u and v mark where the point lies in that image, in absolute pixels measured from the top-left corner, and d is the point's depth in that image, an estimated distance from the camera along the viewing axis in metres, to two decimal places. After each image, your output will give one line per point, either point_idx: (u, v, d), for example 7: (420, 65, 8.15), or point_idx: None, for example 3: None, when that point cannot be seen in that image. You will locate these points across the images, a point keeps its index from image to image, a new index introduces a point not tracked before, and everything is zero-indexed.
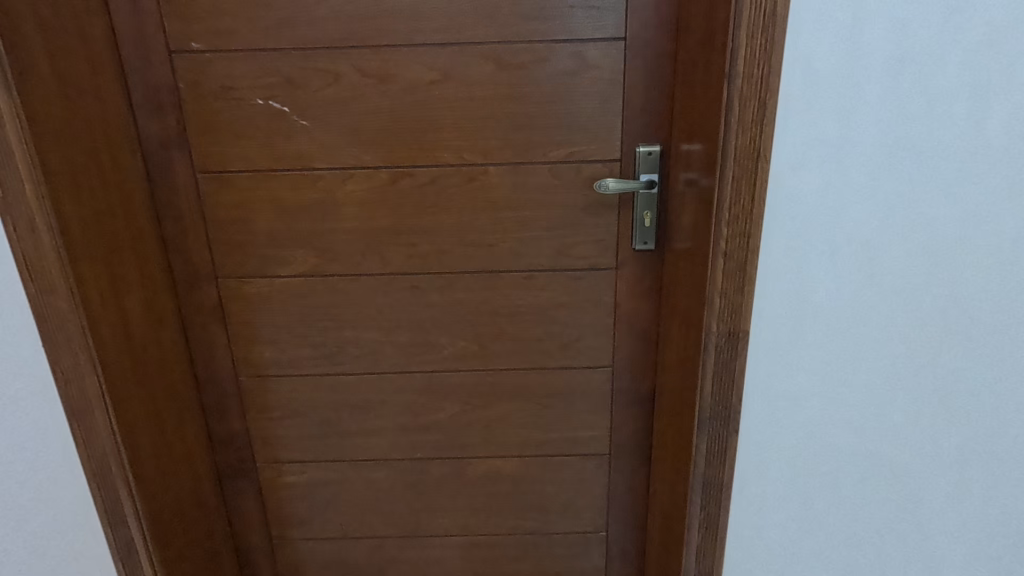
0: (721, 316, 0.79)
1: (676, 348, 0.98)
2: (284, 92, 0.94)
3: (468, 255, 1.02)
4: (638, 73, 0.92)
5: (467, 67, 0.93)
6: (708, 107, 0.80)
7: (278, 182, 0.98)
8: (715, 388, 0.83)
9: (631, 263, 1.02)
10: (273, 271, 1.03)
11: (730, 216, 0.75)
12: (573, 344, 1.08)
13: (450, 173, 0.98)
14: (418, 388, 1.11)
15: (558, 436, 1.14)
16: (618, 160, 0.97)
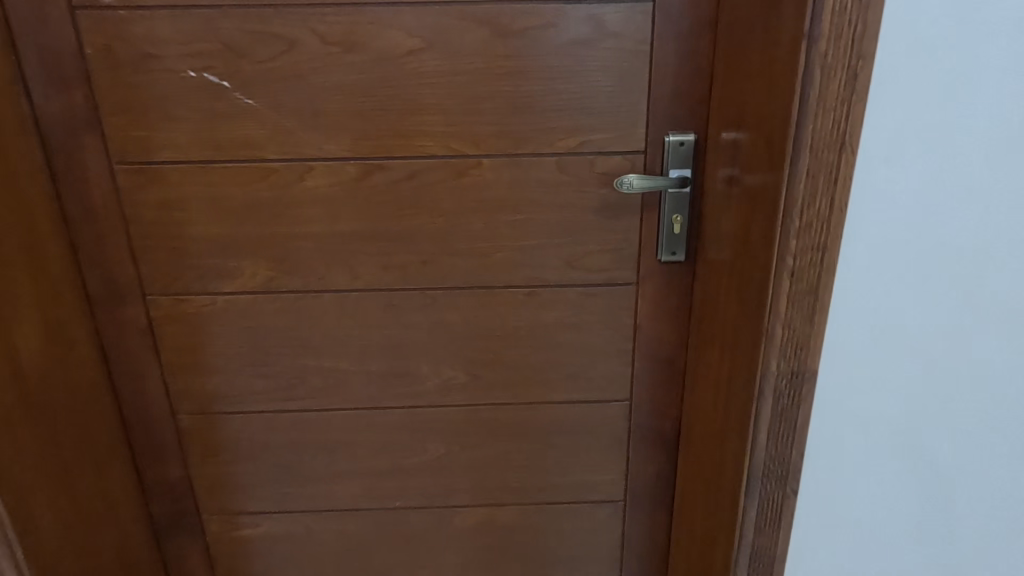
0: (784, 352, 0.62)
1: (710, 380, 0.81)
2: (223, 63, 0.74)
3: (457, 268, 0.84)
4: (668, 43, 0.74)
5: (455, 33, 0.74)
6: (766, 81, 0.61)
7: (218, 176, 0.79)
8: (771, 440, 0.66)
9: (656, 277, 0.84)
10: (215, 286, 0.84)
11: (801, 225, 0.58)
12: (583, 373, 0.90)
13: (433, 168, 0.79)
14: (396, 425, 0.92)
15: (563, 481, 0.96)
16: (642, 152, 0.79)
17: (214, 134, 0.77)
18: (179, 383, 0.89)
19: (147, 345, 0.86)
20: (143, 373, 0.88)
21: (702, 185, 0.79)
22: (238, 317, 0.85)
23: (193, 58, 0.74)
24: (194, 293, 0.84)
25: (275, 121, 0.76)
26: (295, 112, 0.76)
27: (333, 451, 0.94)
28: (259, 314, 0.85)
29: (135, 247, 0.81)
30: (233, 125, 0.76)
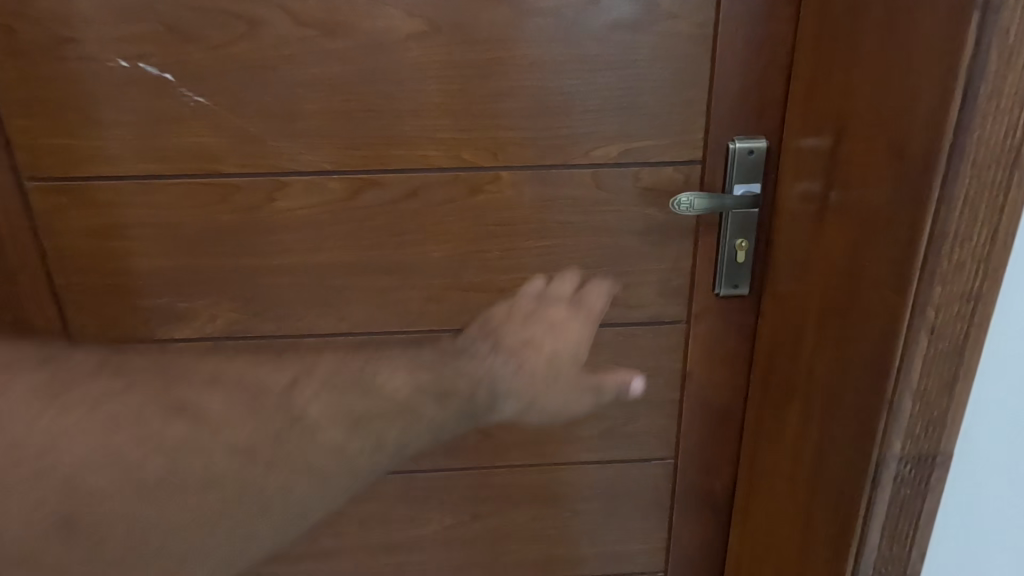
0: (911, 432, 0.47)
1: (778, 442, 0.66)
2: (165, 48, 0.57)
3: (468, 306, 0.68)
4: (737, 27, 0.59)
5: (468, 13, 0.57)
6: (890, 74, 0.46)
7: (163, 195, 0.61)
8: (887, 540, 0.50)
9: (711, 315, 0.69)
10: (164, 332, 0.67)
11: (949, 269, 0.42)
12: (620, 428, 0.74)
13: (439, 184, 0.63)
14: (393, 494, 0.76)
15: (594, 552, 0.80)
16: (698, 164, 0.64)
17: (156, 141, 0.60)
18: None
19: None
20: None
21: (772, 203, 0.64)
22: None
23: (126, 43, 0.56)
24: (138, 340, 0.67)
25: (236, 126, 0.60)
26: (261, 114, 0.59)
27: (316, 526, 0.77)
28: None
29: (59, 285, 0.64)
30: (180, 130, 0.59)
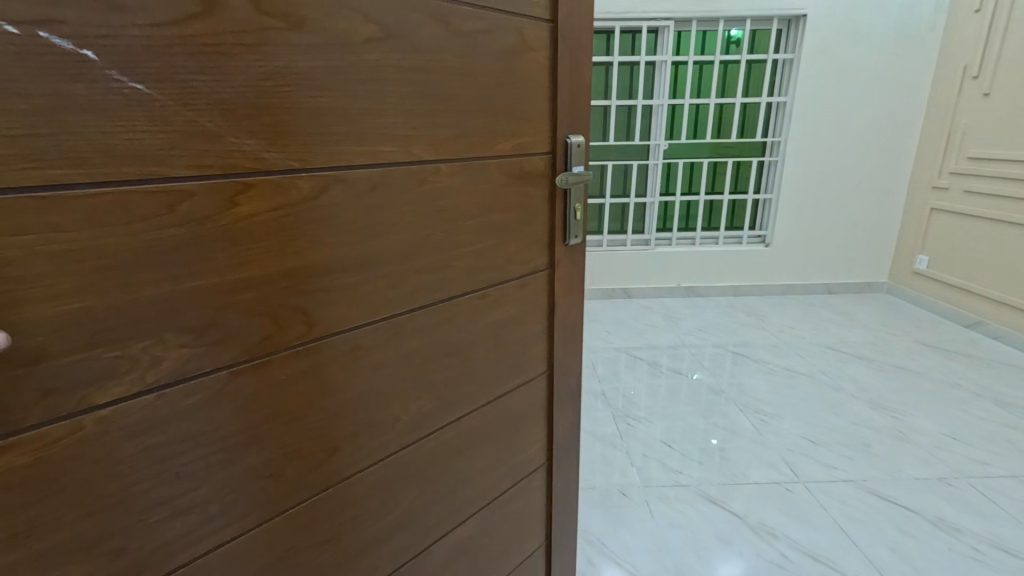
0: None
1: None
2: (70, 16, 0.46)
3: (421, 286, 0.78)
4: (565, 58, 0.88)
5: (417, 27, 0.68)
6: None
7: (72, 207, 0.49)
8: None
9: (565, 257, 1.00)
10: (71, 395, 0.53)
11: None
12: (523, 360, 0.98)
13: (397, 179, 0.70)
14: (365, 487, 0.79)
15: (512, 464, 1.03)
16: (550, 153, 0.91)
17: (66, 139, 0.48)
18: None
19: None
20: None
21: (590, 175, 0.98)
22: (128, 440, 0.56)
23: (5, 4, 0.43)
24: (24, 426, 0.51)
25: (188, 119, 0.53)
26: (219, 107, 0.55)
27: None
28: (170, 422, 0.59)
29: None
30: (102, 127, 0.49)
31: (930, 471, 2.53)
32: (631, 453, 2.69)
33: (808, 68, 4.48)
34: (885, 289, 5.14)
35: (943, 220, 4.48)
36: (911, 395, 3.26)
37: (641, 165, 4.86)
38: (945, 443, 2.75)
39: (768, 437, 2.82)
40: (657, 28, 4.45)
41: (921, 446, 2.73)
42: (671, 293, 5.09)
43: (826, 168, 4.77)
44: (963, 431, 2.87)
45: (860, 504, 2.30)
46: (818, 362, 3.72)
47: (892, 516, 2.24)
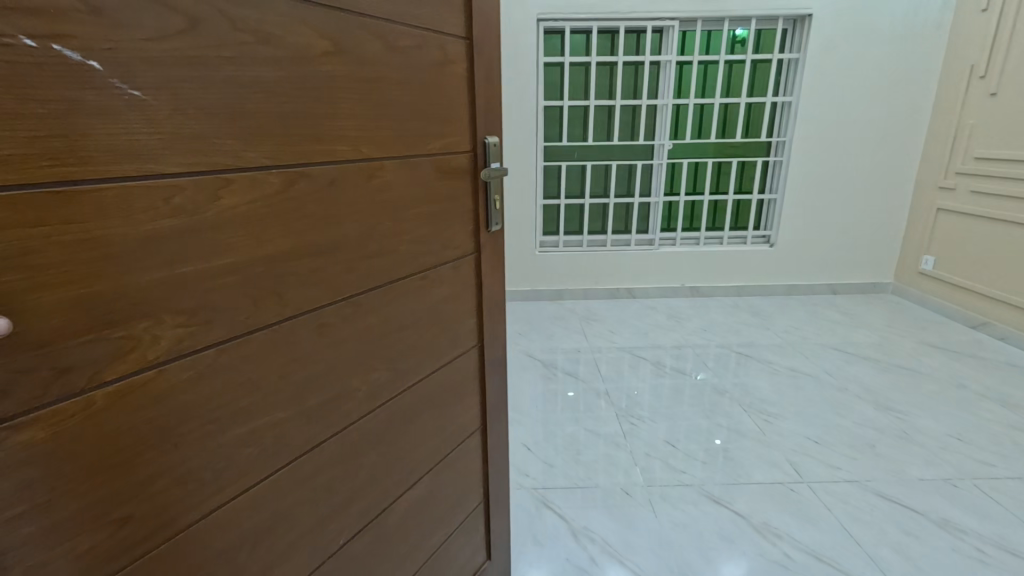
0: None
1: None
2: (78, 32, 0.56)
3: (372, 262, 0.97)
4: (481, 77, 1.15)
5: (360, 42, 0.86)
6: None
7: (81, 203, 0.59)
8: None
9: (489, 237, 1.28)
10: (81, 375, 0.61)
11: None
12: (459, 335, 1.25)
13: (348, 175, 0.89)
14: (335, 442, 0.96)
15: (456, 424, 1.29)
16: (473, 152, 1.18)
17: (75, 140, 0.57)
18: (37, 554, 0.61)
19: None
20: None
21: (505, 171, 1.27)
22: (133, 413, 0.66)
23: (22, 21, 0.52)
24: (43, 402, 0.59)
25: (178, 121, 0.65)
26: (202, 111, 0.67)
27: (292, 529, 0.91)
28: (169, 394, 0.69)
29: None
30: (105, 128, 0.59)
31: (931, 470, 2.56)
32: (634, 452, 2.73)
33: (814, 68, 4.49)
34: (892, 290, 5.13)
35: (950, 221, 4.47)
36: (910, 395, 3.29)
37: (646, 165, 4.89)
38: (944, 442, 2.78)
39: (772, 437, 2.86)
40: (662, 28, 4.47)
41: (920, 445, 2.76)
42: (675, 292, 5.12)
43: (834, 169, 4.77)
44: (963, 430, 2.90)
45: (856, 501, 2.36)
46: (817, 363, 3.75)
47: (887, 512, 2.29)
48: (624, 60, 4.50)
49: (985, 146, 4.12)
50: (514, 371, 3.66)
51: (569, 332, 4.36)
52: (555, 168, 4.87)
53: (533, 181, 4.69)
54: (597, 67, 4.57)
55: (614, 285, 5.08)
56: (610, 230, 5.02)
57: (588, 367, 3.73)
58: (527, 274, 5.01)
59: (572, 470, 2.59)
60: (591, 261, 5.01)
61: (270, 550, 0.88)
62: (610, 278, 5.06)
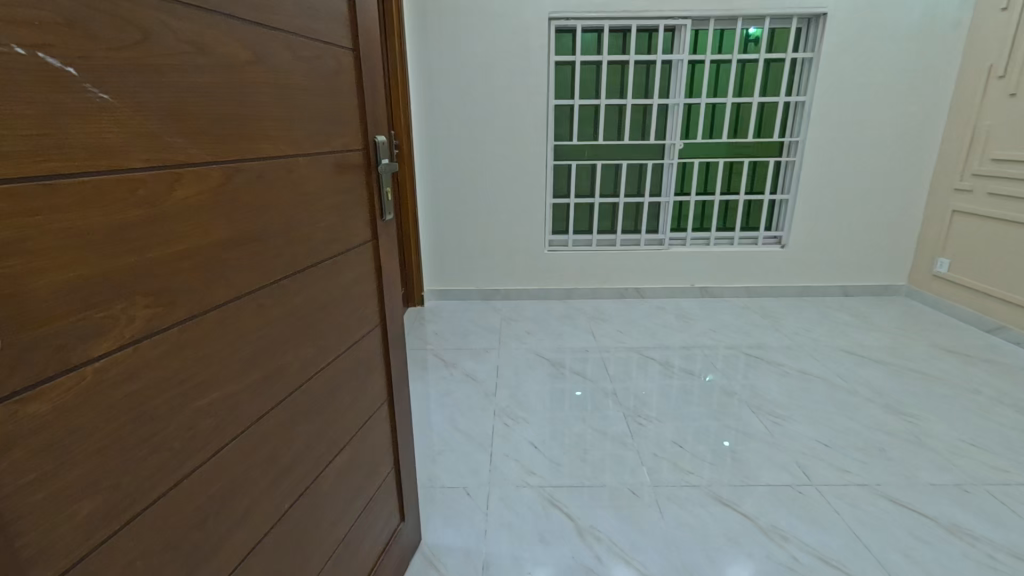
0: None
1: None
2: (61, 43, 0.67)
3: (293, 244, 1.18)
4: (367, 88, 1.44)
5: (272, 52, 1.06)
6: None
7: (70, 195, 0.69)
8: None
9: (383, 224, 1.61)
10: (74, 352, 0.72)
11: None
12: (363, 316, 1.53)
13: (271, 171, 1.08)
14: (274, 405, 1.16)
15: (366, 394, 1.58)
16: (366, 150, 1.49)
17: (59, 138, 0.67)
18: (47, 521, 0.70)
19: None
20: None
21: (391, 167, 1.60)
22: (117, 384, 0.78)
23: (21, 33, 0.62)
24: (48, 376, 0.69)
25: (139, 123, 0.78)
26: (156, 112, 0.81)
27: (253, 489, 1.10)
28: (147, 366, 0.83)
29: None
30: (86, 129, 0.71)
31: (942, 476, 2.53)
32: (642, 453, 2.74)
33: (829, 68, 4.42)
34: (905, 293, 5.07)
35: (964, 223, 4.40)
36: (913, 396, 3.28)
37: (657, 165, 4.87)
38: (946, 444, 2.78)
39: (781, 439, 2.85)
40: (674, 27, 4.45)
41: (926, 446, 2.76)
42: (684, 293, 5.10)
43: (849, 170, 4.71)
44: (969, 432, 2.90)
45: (855, 499, 2.38)
46: (816, 363, 3.76)
47: (886, 508, 2.33)
48: (637, 59, 4.49)
49: (1000, 146, 4.05)
50: (522, 369, 3.69)
51: (577, 331, 4.37)
52: (565, 168, 4.88)
53: (543, 180, 4.70)
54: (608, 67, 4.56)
55: (624, 286, 5.08)
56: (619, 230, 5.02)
57: (595, 366, 3.75)
58: (537, 273, 5.03)
59: (580, 469, 2.61)
60: (599, 261, 5.02)
61: (236, 509, 1.06)
62: (619, 278, 5.07)
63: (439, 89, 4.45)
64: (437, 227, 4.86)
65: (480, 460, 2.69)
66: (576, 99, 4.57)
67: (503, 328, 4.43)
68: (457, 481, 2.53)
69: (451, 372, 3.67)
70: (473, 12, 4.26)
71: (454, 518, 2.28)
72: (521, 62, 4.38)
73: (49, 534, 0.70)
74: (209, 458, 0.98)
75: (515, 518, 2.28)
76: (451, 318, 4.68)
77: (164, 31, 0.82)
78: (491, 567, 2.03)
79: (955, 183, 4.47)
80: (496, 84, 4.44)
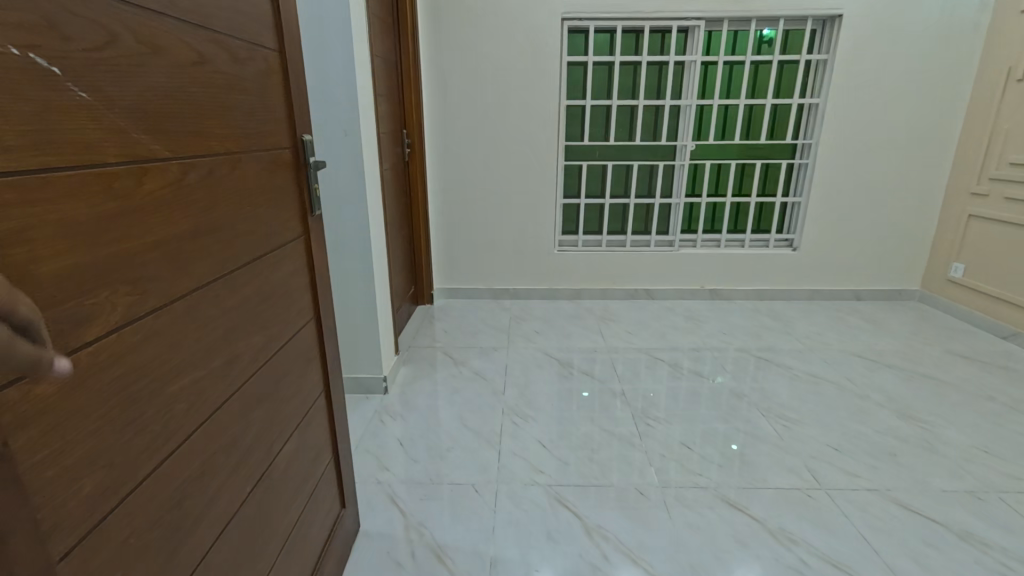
0: None
1: None
2: (47, 45, 0.73)
3: (241, 236, 1.25)
4: (295, 88, 1.52)
5: (214, 53, 1.13)
6: None
7: (61, 188, 0.75)
8: None
9: (314, 220, 1.68)
10: (71, 337, 0.77)
11: None
12: (302, 309, 1.62)
13: (218, 166, 1.15)
14: (234, 391, 1.23)
15: (308, 385, 1.67)
16: (296, 148, 1.56)
17: (48, 133, 0.73)
18: (54, 499, 0.75)
19: (10, 479, 0.67)
20: (16, 507, 0.67)
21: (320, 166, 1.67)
22: (104, 368, 0.84)
23: (15, 36, 0.68)
24: None
25: (110, 120, 0.84)
26: (124, 110, 0.88)
27: (220, 473, 1.17)
28: (130, 351, 0.89)
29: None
30: (68, 125, 0.77)
31: (954, 482, 2.51)
32: (650, 453, 2.76)
33: (845, 69, 4.36)
34: (917, 298, 5.00)
35: (979, 227, 4.31)
36: (922, 400, 3.25)
37: (667, 166, 4.86)
38: (953, 449, 2.76)
39: (790, 442, 2.84)
40: (688, 28, 4.43)
41: (936, 450, 2.75)
42: (694, 295, 5.08)
43: (864, 174, 4.65)
44: (980, 437, 2.87)
45: (859, 502, 2.38)
46: (820, 366, 3.73)
47: (891, 510, 2.32)
48: (649, 60, 4.48)
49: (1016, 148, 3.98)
50: (529, 369, 3.71)
51: (585, 332, 4.38)
52: (576, 168, 4.89)
53: (554, 181, 4.72)
54: (619, 68, 4.56)
55: (633, 286, 5.07)
56: (629, 231, 5.02)
57: (603, 367, 3.76)
58: (546, 272, 5.04)
59: (587, 467, 2.64)
60: (606, 262, 5.01)
61: (207, 493, 1.12)
62: (626, 279, 5.06)
63: (451, 89, 4.49)
64: (447, 226, 4.91)
65: (488, 457, 2.72)
66: (588, 99, 4.58)
67: (512, 327, 4.45)
68: (465, 479, 2.56)
69: (459, 370, 3.70)
70: (486, 13, 4.29)
71: (462, 514, 2.32)
72: (533, 64, 4.42)
73: (57, 511, 0.75)
74: (183, 442, 1.04)
75: (521, 516, 2.31)
76: (460, 316, 4.71)
77: (128, 33, 0.88)
78: (498, 565, 2.06)
79: (970, 185, 4.41)
80: (507, 84, 4.47)
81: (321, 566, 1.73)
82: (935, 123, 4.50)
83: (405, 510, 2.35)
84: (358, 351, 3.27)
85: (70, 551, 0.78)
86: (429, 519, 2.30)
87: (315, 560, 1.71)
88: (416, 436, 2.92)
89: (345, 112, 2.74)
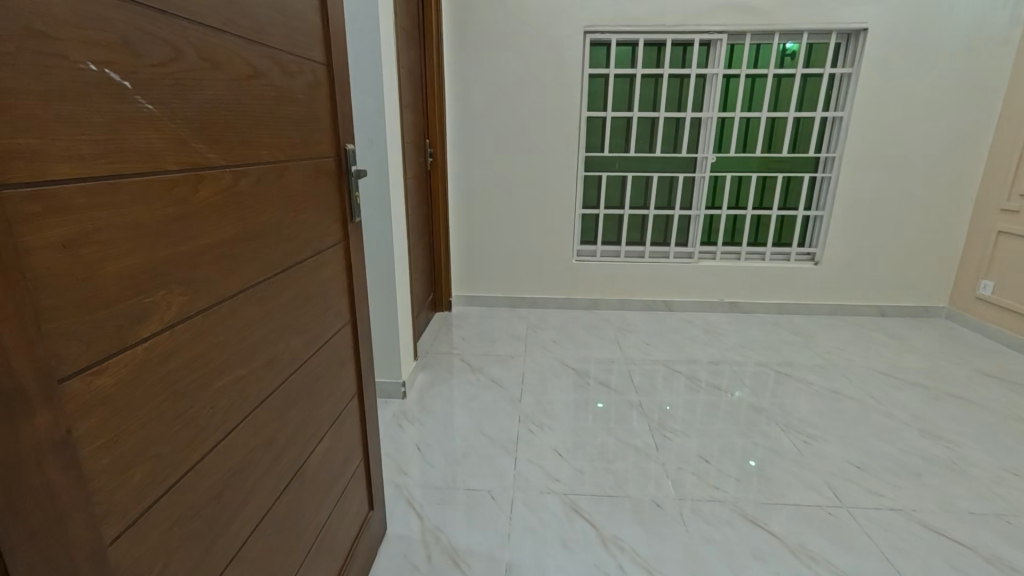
0: None
1: None
2: (120, 61, 0.79)
3: (284, 241, 1.31)
4: (339, 100, 1.58)
5: (267, 67, 1.20)
6: None
7: (126, 194, 0.81)
8: None
9: (352, 226, 1.74)
10: (129, 334, 0.83)
11: None
12: (337, 312, 1.67)
13: (265, 173, 1.22)
14: (271, 390, 1.28)
15: (341, 387, 1.72)
16: (338, 156, 1.62)
17: (119, 141, 0.80)
18: (109, 484, 0.80)
19: (70, 463, 0.72)
20: (73, 492, 0.72)
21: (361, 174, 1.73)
22: (156, 363, 0.89)
23: (94, 53, 0.75)
24: (107, 355, 0.79)
25: (171, 130, 0.91)
26: (184, 121, 0.94)
27: (255, 469, 1.21)
28: (180, 348, 0.95)
29: (37, 316, 0.67)
30: (136, 135, 0.83)
31: (982, 506, 2.45)
32: (666, 465, 2.76)
33: (870, 82, 4.33)
34: (945, 315, 4.90)
35: (1011, 245, 4.22)
36: (948, 420, 3.19)
37: (688, 178, 4.87)
38: (982, 471, 2.70)
39: (811, 458, 2.82)
40: (710, 42, 4.46)
41: (963, 473, 2.69)
42: (713, 307, 5.05)
43: (888, 189, 4.60)
44: (1010, 459, 2.80)
45: (881, 522, 2.34)
46: (843, 383, 3.68)
47: (914, 531, 2.29)
48: (671, 72, 4.52)
49: None
50: (548, 378, 3.73)
51: (602, 342, 4.39)
52: (595, 178, 4.92)
53: (573, 190, 4.76)
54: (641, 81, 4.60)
55: (651, 298, 5.07)
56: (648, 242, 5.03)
57: (620, 377, 3.77)
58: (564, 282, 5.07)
59: (602, 478, 2.64)
60: (625, 273, 5.02)
61: (242, 488, 1.16)
62: (645, 291, 5.06)
63: (474, 99, 4.57)
64: (468, 233, 4.97)
65: (505, 464, 2.75)
66: (609, 110, 4.62)
67: (529, 336, 4.48)
68: (481, 484, 2.60)
69: (477, 377, 3.74)
70: (512, 24, 4.36)
71: (477, 519, 2.36)
72: (556, 75, 4.47)
73: (110, 497, 0.80)
74: (223, 438, 1.09)
75: (538, 525, 2.32)
76: (479, 324, 4.76)
77: (190, 50, 0.95)
78: (514, 569, 2.09)
79: (999, 201, 4.31)
80: (530, 95, 4.54)
81: (348, 565, 1.77)
82: (964, 138, 4.43)
83: (423, 514, 2.39)
84: (379, 356, 3.32)
85: (120, 535, 0.82)
86: (445, 524, 2.33)
87: (341, 559, 1.75)
88: (434, 441, 2.96)
89: (372, 122, 2.82)
